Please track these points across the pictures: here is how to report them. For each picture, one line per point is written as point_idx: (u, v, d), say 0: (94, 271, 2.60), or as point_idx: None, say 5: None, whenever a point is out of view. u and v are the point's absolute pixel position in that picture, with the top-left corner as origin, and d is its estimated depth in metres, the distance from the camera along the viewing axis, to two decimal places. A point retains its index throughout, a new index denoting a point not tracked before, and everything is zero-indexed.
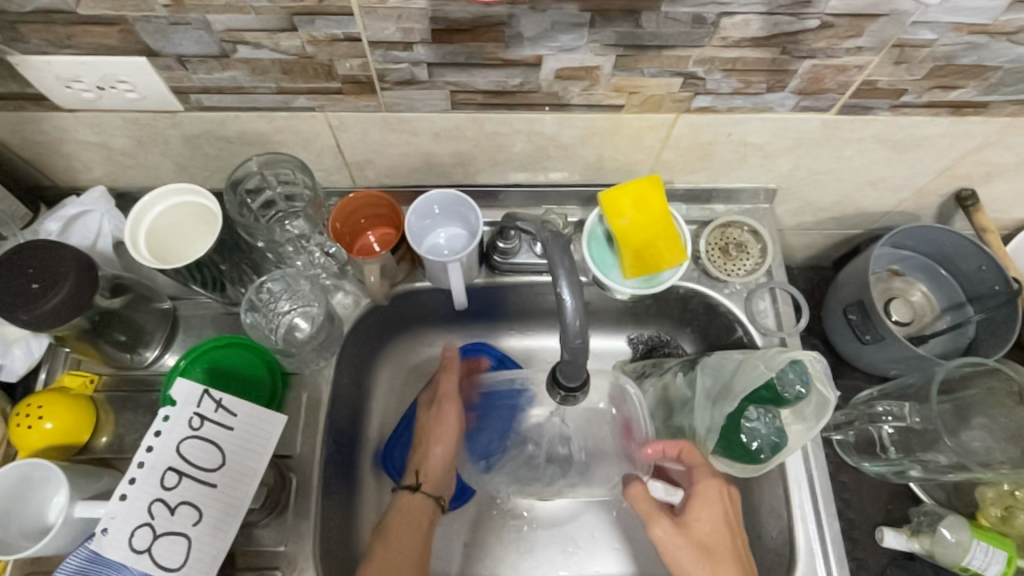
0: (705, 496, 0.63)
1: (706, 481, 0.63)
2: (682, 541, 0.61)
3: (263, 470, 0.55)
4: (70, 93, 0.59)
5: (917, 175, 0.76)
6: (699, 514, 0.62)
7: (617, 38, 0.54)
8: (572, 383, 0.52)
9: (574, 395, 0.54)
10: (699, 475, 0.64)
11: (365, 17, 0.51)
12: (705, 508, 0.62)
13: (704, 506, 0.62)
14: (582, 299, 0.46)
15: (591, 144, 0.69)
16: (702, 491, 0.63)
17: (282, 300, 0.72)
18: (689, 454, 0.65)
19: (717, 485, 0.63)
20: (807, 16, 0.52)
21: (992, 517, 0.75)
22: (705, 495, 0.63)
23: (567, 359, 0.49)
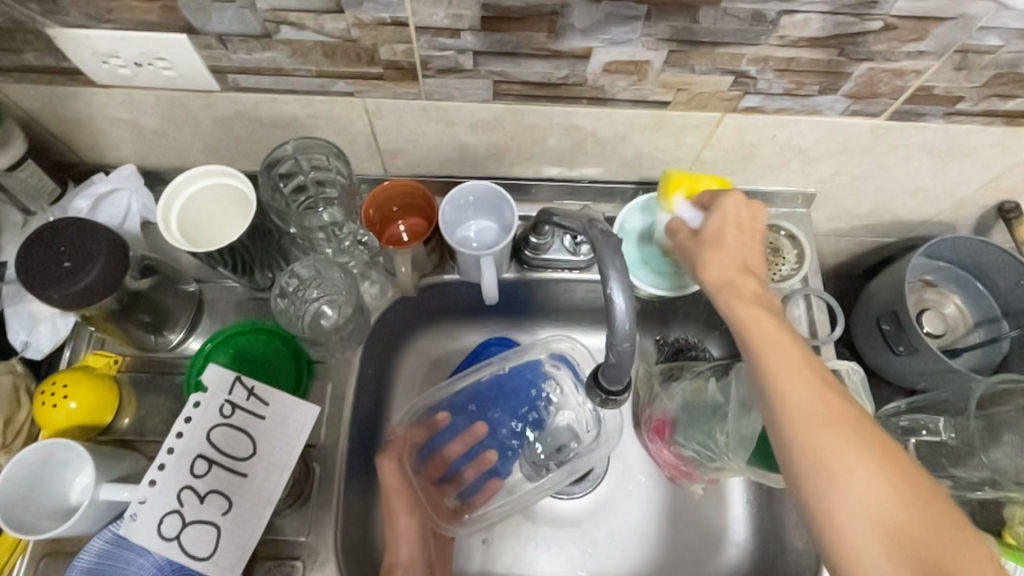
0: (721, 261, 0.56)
1: (712, 238, 0.57)
2: (757, 313, 0.51)
3: (293, 463, 0.53)
4: (106, 69, 0.58)
5: (960, 185, 0.75)
6: (715, 224, 0.57)
7: (671, 32, 0.52)
8: (614, 386, 0.52)
9: (614, 400, 0.53)
10: (706, 246, 0.57)
11: (414, 2, 0.50)
12: (721, 219, 0.57)
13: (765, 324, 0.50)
14: (633, 299, 0.46)
15: (631, 140, 0.67)
16: (723, 266, 0.55)
17: (311, 288, 0.71)
18: (688, 241, 0.59)
19: (744, 202, 0.57)
20: (871, 17, 0.50)
21: (1021, 536, 0.74)
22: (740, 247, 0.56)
23: (612, 361, 0.49)
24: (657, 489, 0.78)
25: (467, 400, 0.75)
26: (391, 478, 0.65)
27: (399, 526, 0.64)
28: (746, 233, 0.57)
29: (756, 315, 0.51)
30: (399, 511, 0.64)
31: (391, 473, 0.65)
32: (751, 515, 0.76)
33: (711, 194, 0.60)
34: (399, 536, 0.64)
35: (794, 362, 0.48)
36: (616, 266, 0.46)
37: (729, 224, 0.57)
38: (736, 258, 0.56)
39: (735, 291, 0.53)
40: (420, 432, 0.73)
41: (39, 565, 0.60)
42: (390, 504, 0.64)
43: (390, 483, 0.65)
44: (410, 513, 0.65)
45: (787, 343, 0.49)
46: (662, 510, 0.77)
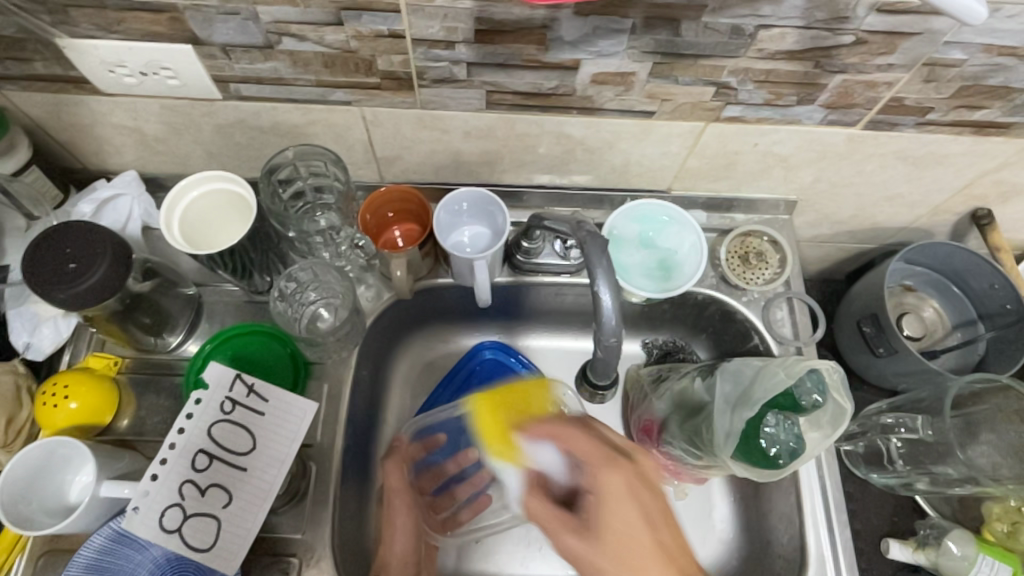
0: (611, 485, 0.52)
1: (587, 464, 0.54)
2: (637, 529, 0.51)
3: (292, 457, 0.55)
4: (111, 78, 0.60)
5: (935, 192, 0.78)
6: (576, 446, 0.54)
7: (655, 45, 0.55)
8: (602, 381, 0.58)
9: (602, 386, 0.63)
10: (589, 475, 0.53)
11: (411, 15, 0.52)
12: (624, 514, 0.51)
13: (615, 497, 0.52)
14: (619, 300, 0.49)
15: (619, 148, 0.70)
16: (617, 502, 0.51)
17: (309, 290, 0.73)
18: (538, 497, 0.55)
19: (587, 424, 0.56)
20: (843, 31, 0.53)
21: (998, 532, 0.76)
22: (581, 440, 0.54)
23: (599, 356, 0.54)
24: None
25: (457, 430, 0.65)
26: (394, 481, 0.66)
27: (397, 527, 0.66)
28: (611, 457, 0.54)
29: (618, 509, 0.51)
30: (398, 513, 0.66)
31: (395, 473, 0.66)
32: (737, 513, 0.78)
33: (576, 446, 0.54)
34: (394, 542, 0.66)
35: (643, 540, 0.50)
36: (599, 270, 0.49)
37: (598, 449, 0.54)
38: (629, 487, 0.52)
39: (632, 539, 0.50)
40: (420, 446, 0.68)
41: (38, 561, 0.61)
42: (391, 503, 0.66)
43: (392, 485, 0.66)
44: (409, 515, 0.66)
45: (648, 547, 0.50)
46: None
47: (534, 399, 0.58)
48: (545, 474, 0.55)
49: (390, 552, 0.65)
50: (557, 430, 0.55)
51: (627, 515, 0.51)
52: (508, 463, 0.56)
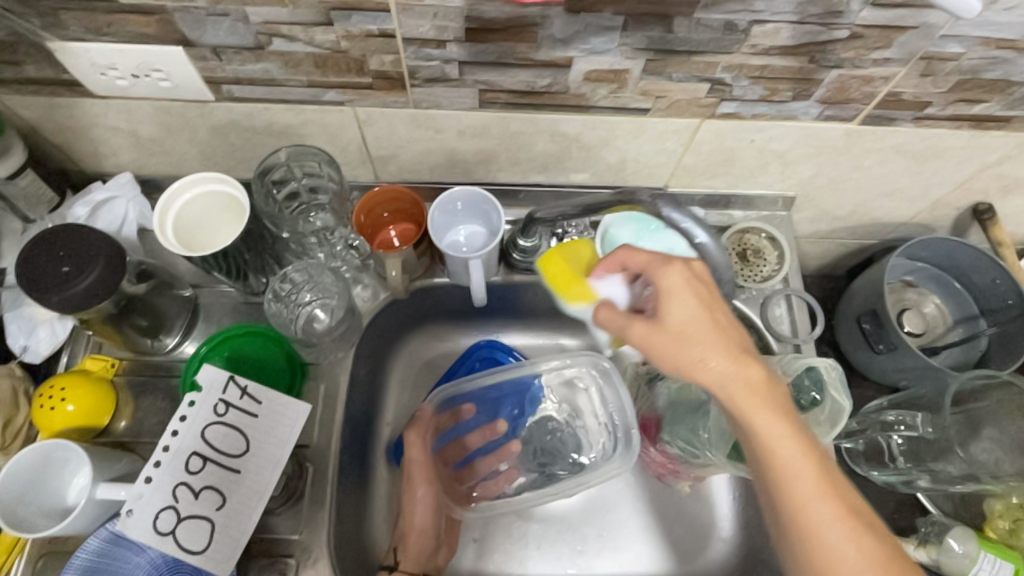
0: (713, 348, 0.49)
1: (688, 330, 0.50)
2: (745, 379, 0.48)
3: (286, 459, 0.55)
4: (104, 81, 0.60)
5: (935, 187, 0.77)
6: (674, 312, 0.51)
7: (648, 42, 0.55)
8: None
9: None
10: (684, 341, 0.50)
11: (401, 14, 0.52)
12: (727, 367, 0.49)
13: (701, 339, 0.49)
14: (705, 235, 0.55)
15: (614, 145, 0.70)
16: (720, 358, 0.49)
17: (304, 290, 0.72)
18: (645, 330, 0.52)
19: (687, 275, 0.52)
20: (837, 26, 0.53)
21: (1000, 529, 0.76)
22: (687, 303, 0.51)
23: None
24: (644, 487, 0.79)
25: (486, 398, 0.80)
26: (416, 453, 0.72)
27: (416, 501, 0.71)
28: (711, 304, 0.51)
29: (720, 364, 0.49)
30: (420, 485, 0.72)
31: (417, 446, 0.72)
32: (737, 511, 0.77)
33: (637, 263, 0.55)
34: (415, 513, 0.71)
35: (757, 389, 0.48)
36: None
37: (698, 305, 0.51)
38: (724, 342, 0.49)
39: (745, 387, 0.48)
40: (446, 418, 0.78)
41: (38, 564, 0.62)
42: (413, 474, 0.72)
43: (414, 456, 0.72)
44: (430, 488, 0.72)
45: (764, 393, 0.48)
46: (649, 507, 0.78)
47: (585, 253, 0.66)
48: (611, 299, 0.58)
49: (410, 521, 0.71)
50: (658, 280, 0.52)
51: (727, 370, 0.49)
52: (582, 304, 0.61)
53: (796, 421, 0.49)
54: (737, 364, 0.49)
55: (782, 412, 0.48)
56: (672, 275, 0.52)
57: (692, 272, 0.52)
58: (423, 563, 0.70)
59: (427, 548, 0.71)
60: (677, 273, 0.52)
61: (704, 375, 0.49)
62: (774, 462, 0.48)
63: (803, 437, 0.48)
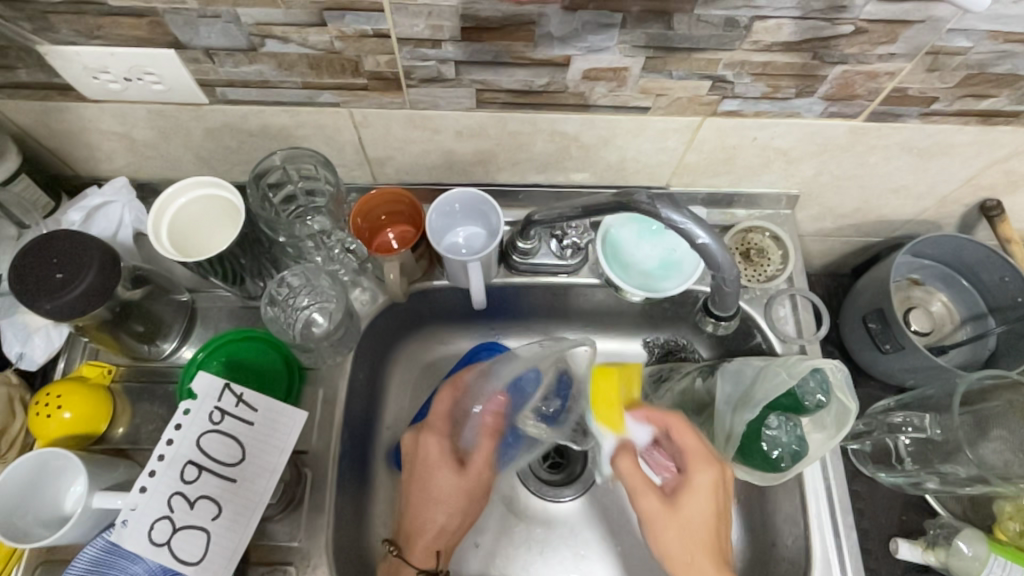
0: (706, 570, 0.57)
1: (693, 502, 0.58)
2: (699, 539, 0.57)
3: (282, 467, 0.54)
4: (96, 84, 0.59)
5: (942, 183, 0.75)
6: (685, 503, 0.58)
7: (647, 39, 0.54)
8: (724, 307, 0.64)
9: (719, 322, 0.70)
10: (684, 523, 0.57)
11: (395, 14, 0.51)
12: (701, 510, 0.58)
13: (695, 497, 0.58)
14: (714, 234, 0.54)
15: (614, 145, 0.69)
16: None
17: (301, 295, 0.71)
18: (654, 507, 0.58)
19: (716, 479, 0.58)
20: (841, 21, 0.52)
21: (1010, 532, 0.74)
22: (693, 501, 0.58)
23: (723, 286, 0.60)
24: None
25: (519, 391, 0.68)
26: (432, 449, 0.67)
27: (428, 493, 0.67)
28: (718, 515, 0.58)
29: (687, 521, 0.57)
30: (441, 476, 0.67)
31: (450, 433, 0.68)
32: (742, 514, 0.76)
33: (679, 429, 0.59)
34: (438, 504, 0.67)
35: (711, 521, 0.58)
36: (683, 218, 0.53)
37: (704, 523, 0.57)
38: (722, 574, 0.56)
39: (699, 551, 0.57)
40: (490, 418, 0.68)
41: (36, 572, 0.61)
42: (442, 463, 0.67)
43: (442, 446, 0.68)
44: (451, 480, 0.67)
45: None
46: None
47: (631, 388, 0.63)
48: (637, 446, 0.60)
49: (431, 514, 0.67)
50: (680, 444, 0.59)
51: (690, 533, 0.57)
52: (608, 432, 0.60)
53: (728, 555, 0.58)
54: (706, 529, 0.57)
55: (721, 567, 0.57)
56: (695, 448, 0.59)
57: (713, 464, 0.58)
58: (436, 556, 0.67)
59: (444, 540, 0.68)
60: (710, 472, 0.58)
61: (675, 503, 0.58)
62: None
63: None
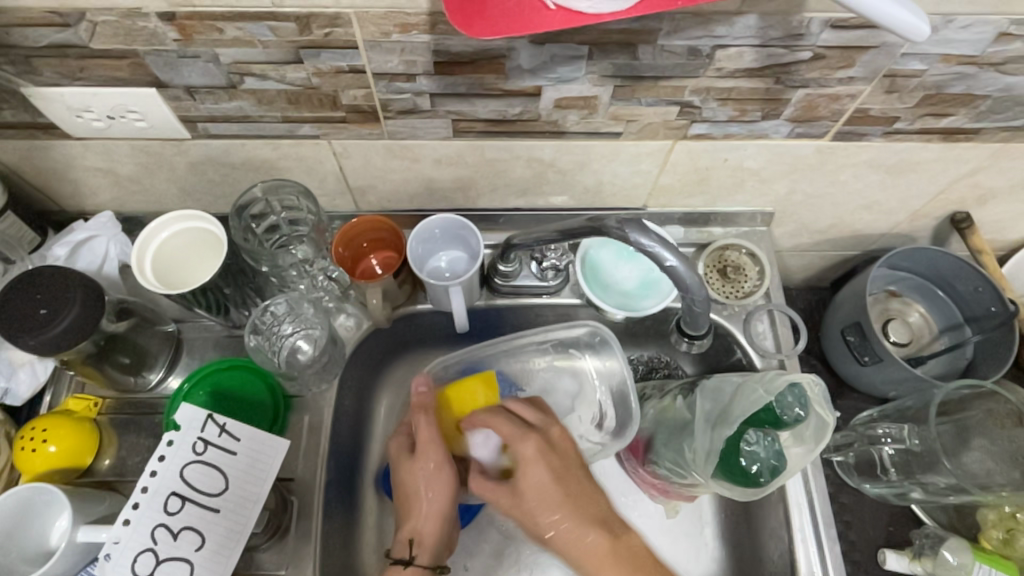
0: (569, 532, 0.56)
1: (534, 488, 0.59)
2: (573, 538, 0.56)
3: (264, 497, 0.55)
4: (80, 123, 0.61)
5: (912, 199, 0.77)
6: (530, 481, 0.59)
7: (614, 69, 0.55)
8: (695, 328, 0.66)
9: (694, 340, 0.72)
10: (535, 505, 0.58)
11: (369, 50, 0.53)
12: (533, 475, 0.59)
13: (538, 493, 0.58)
14: (679, 254, 0.56)
15: (590, 169, 0.70)
16: (575, 529, 0.56)
17: (285, 322, 0.73)
18: (511, 500, 0.60)
19: (540, 450, 0.60)
20: (800, 48, 0.54)
21: (994, 540, 0.75)
22: (532, 468, 0.59)
23: (691, 308, 0.62)
24: (637, 508, 0.78)
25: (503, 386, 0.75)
26: (426, 432, 0.65)
27: (417, 475, 0.64)
28: (571, 491, 0.59)
29: (547, 516, 0.57)
30: (433, 464, 0.64)
31: (428, 427, 0.65)
32: (728, 530, 0.77)
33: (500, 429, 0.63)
34: (433, 502, 0.64)
35: (569, 513, 0.57)
36: (651, 242, 0.54)
37: (550, 477, 0.59)
38: (574, 514, 0.57)
39: (584, 549, 0.55)
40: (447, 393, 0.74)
41: None
42: (427, 458, 0.64)
43: (425, 441, 0.65)
44: (443, 467, 0.64)
45: (611, 558, 0.54)
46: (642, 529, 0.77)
47: (476, 393, 0.70)
48: (480, 462, 0.64)
49: (425, 512, 0.64)
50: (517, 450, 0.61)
51: (558, 526, 0.57)
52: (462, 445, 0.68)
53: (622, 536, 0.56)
54: (566, 513, 0.57)
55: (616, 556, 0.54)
56: (505, 425, 0.63)
57: (535, 439, 0.61)
58: (440, 554, 0.64)
59: (443, 538, 0.64)
60: (529, 444, 0.60)
61: (528, 505, 0.59)
62: (590, 553, 0.55)
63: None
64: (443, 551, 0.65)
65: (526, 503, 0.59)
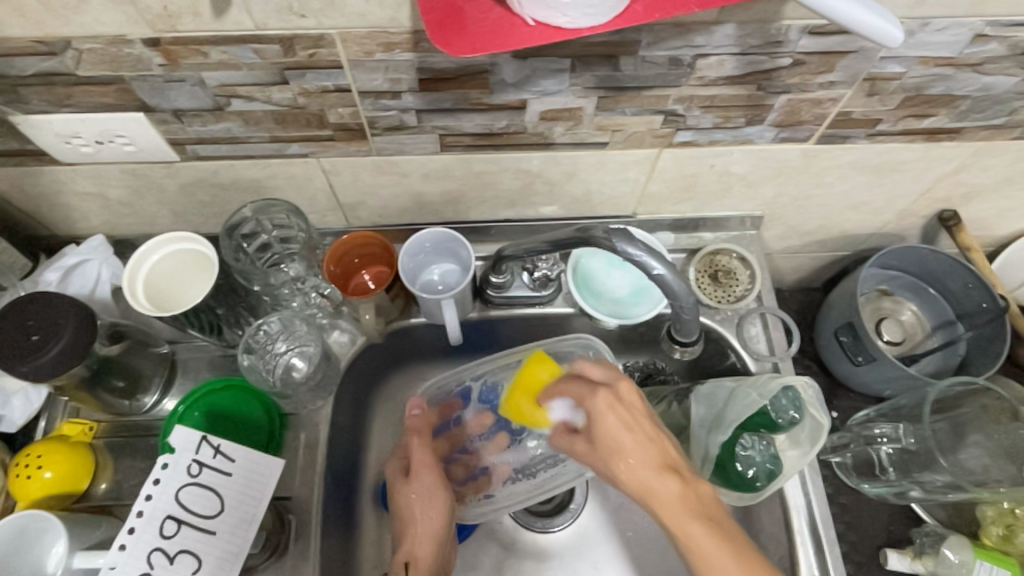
0: (642, 478, 0.54)
1: (611, 434, 0.56)
2: (649, 472, 0.54)
3: (260, 517, 0.56)
4: (69, 149, 0.61)
5: (898, 198, 0.78)
6: (608, 432, 0.56)
7: (597, 81, 0.56)
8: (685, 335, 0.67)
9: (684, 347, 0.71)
10: (612, 451, 0.56)
11: (353, 70, 0.53)
12: (608, 419, 0.56)
13: (610, 428, 0.56)
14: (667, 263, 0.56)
15: (578, 178, 0.71)
16: (644, 471, 0.54)
17: (278, 340, 0.72)
18: (589, 449, 0.59)
19: (609, 398, 0.57)
20: (779, 54, 0.54)
21: (994, 536, 0.76)
22: (600, 405, 0.57)
23: (681, 316, 0.62)
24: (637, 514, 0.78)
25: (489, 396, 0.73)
26: (421, 453, 0.67)
27: (413, 495, 0.65)
28: (650, 436, 0.56)
29: (631, 451, 0.55)
30: (427, 485, 0.65)
31: (422, 450, 0.67)
32: None
33: (569, 391, 0.61)
34: (426, 521, 0.63)
35: (648, 459, 0.54)
36: (637, 251, 0.55)
37: (619, 422, 0.56)
38: (649, 456, 0.54)
39: (656, 491, 0.53)
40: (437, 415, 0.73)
41: None
42: (421, 481, 0.65)
43: (419, 463, 0.66)
44: (438, 488, 0.65)
45: (688, 505, 0.51)
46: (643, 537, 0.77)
47: (539, 375, 0.69)
48: (563, 422, 0.64)
49: (419, 532, 0.63)
50: (587, 405, 0.58)
51: (637, 460, 0.54)
52: (541, 426, 0.67)
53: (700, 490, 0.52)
54: (648, 454, 0.54)
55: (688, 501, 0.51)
56: (598, 373, 0.59)
57: (615, 383, 0.58)
58: (438, 574, 0.63)
59: (440, 561, 0.63)
60: (625, 387, 0.58)
61: (604, 436, 0.56)
62: (662, 498, 0.52)
63: (727, 544, 0.49)
64: (440, 574, 0.63)
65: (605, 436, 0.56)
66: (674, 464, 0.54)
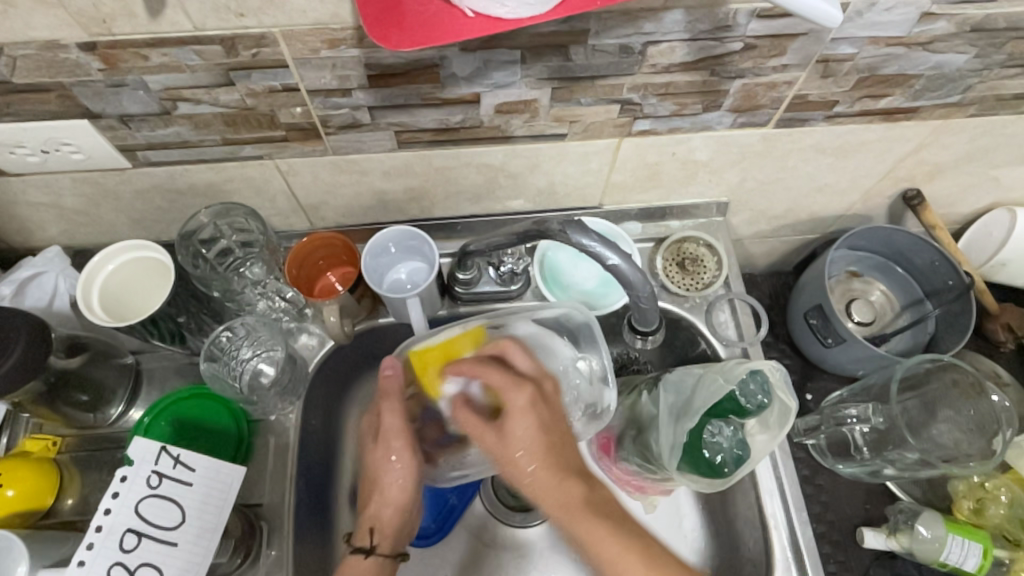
0: (550, 480, 0.51)
1: (524, 440, 0.53)
2: (548, 464, 0.52)
3: (223, 524, 0.55)
4: (15, 159, 0.59)
5: (862, 179, 0.78)
6: (517, 433, 0.53)
7: (550, 71, 0.55)
8: (646, 324, 0.67)
9: (648, 334, 0.72)
10: (515, 452, 0.53)
11: (300, 68, 0.52)
12: (521, 422, 0.53)
13: (520, 423, 0.53)
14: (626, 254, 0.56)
15: (540, 171, 0.70)
16: (553, 474, 0.52)
17: (243, 346, 0.70)
18: (492, 441, 0.54)
19: (531, 398, 0.54)
20: (730, 39, 0.54)
21: (966, 510, 0.77)
22: (517, 407, 0.54)
23: (642, 306, 0.63)
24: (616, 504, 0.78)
25: None
26: (392, 421, 0.60)
27: (391, 469, 0.60)
28: (554, 432, 0.54)
29: (524, 443, 0.53)
30: (398, 455, 0.60)
31: (393, 416, 0.60)
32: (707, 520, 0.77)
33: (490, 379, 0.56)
34: (397, 489, 0.60)
35: (535, 458, 0.52)
36: (593, 241, 0.55)
37: (533, 427, 0.53)
38: (561, 463, 0.52)
39: (560, 500, 0.51)
40: None
41: None
42: (392, 447, 0.60)
43: (388, 429, 0.60)
44: (409, 456, 0.60)
45: (594, 508, 0.50)
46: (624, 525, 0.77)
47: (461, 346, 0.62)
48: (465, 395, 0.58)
49: (386, 499, 0.60)
50: (507, 401, 0.54)
51: (533, 452, 0.52)
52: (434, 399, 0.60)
53: (599, 496, 0.51)
54: (556, 457, 0.52)
55: (593, 512, 0.50)
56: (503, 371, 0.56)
57: (533, 388, 0.55)
58: (401, 541, 0.62)
59: (406, 523, 0.62)
60: (524, 394, 0.54)
61: (511, 438, 0.53)
62: (559, 502, 0.51)
63: (631, 547, 0.48)
64: (405, 536, 0.63)
65: (507, 433, 0.53)
66: (579, 466, 0.53)
